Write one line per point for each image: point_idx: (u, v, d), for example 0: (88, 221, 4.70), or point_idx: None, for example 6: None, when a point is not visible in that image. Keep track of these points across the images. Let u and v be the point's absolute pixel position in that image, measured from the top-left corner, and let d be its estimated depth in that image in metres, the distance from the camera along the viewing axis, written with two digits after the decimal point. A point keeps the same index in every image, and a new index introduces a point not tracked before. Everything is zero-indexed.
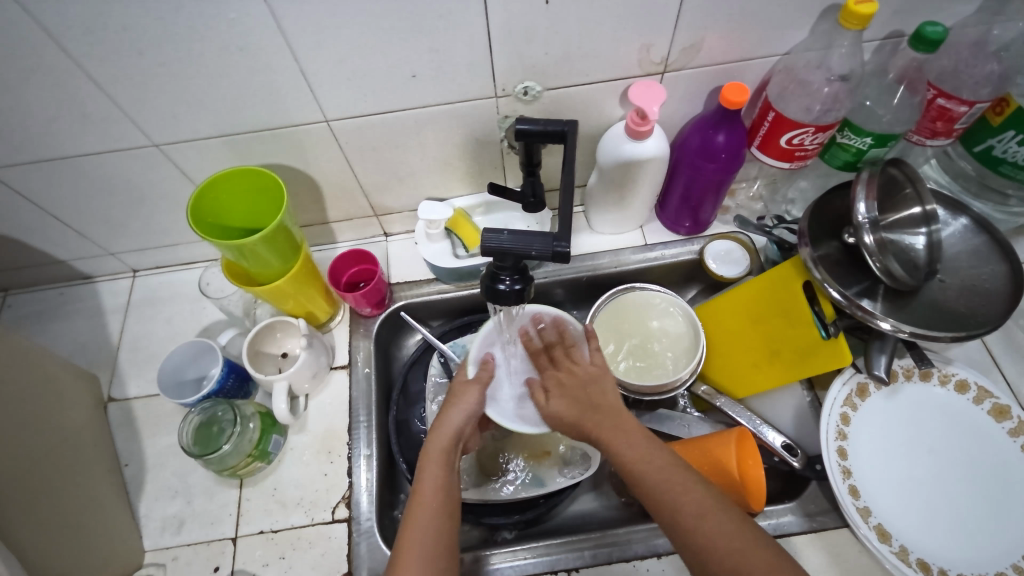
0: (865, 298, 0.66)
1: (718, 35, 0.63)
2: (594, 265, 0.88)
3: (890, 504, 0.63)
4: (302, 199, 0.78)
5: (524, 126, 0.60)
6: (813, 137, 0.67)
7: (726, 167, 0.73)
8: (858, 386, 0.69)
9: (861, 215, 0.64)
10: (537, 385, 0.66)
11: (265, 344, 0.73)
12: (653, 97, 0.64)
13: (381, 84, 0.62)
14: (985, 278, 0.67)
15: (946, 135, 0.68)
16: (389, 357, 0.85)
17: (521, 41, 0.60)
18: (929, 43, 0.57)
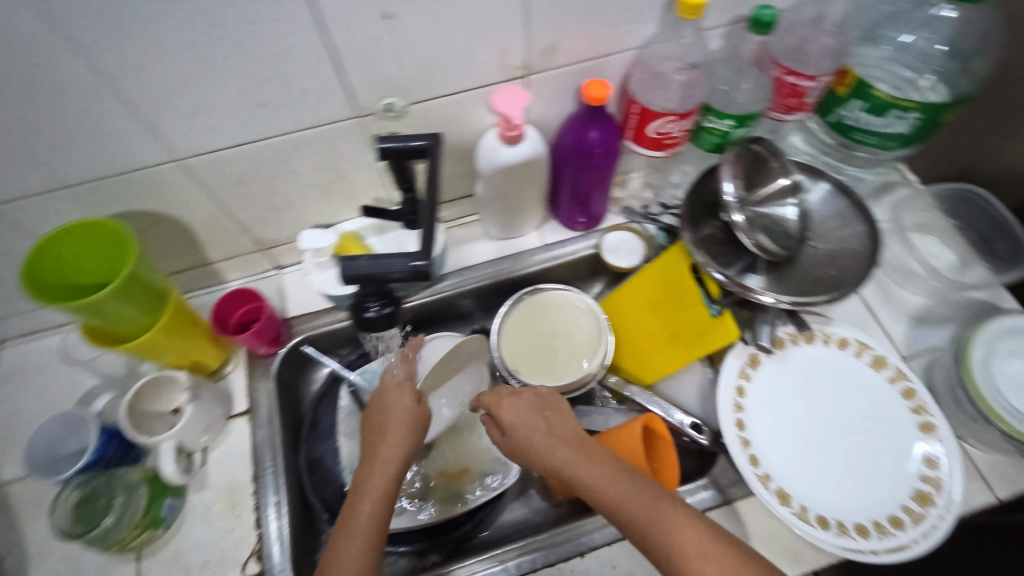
0: (748, 275, 0.69)
1: (571, 36, 0.63)
2: (496, 272, 0.86)
3: (788, 467, 0.65)
4: (173, 242, 0.74)
5: (386, 145, 0.58)
6: (677, 126, 0.69)
7: (604, 161, 0.74)
8: (750, 356, 0.71)
9: (728, 195, 0.67)
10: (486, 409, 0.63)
11: (152, 403, 0.69)
12: (516, 103, 0.64)
13: (228, 117, 0.59)
14: (851, 239, 0.71)
15: (800, 109, 0.74)
16: (297, 394, 0.82)
17: (369, 59, 0.58)
18: (763, 25, 0.62)
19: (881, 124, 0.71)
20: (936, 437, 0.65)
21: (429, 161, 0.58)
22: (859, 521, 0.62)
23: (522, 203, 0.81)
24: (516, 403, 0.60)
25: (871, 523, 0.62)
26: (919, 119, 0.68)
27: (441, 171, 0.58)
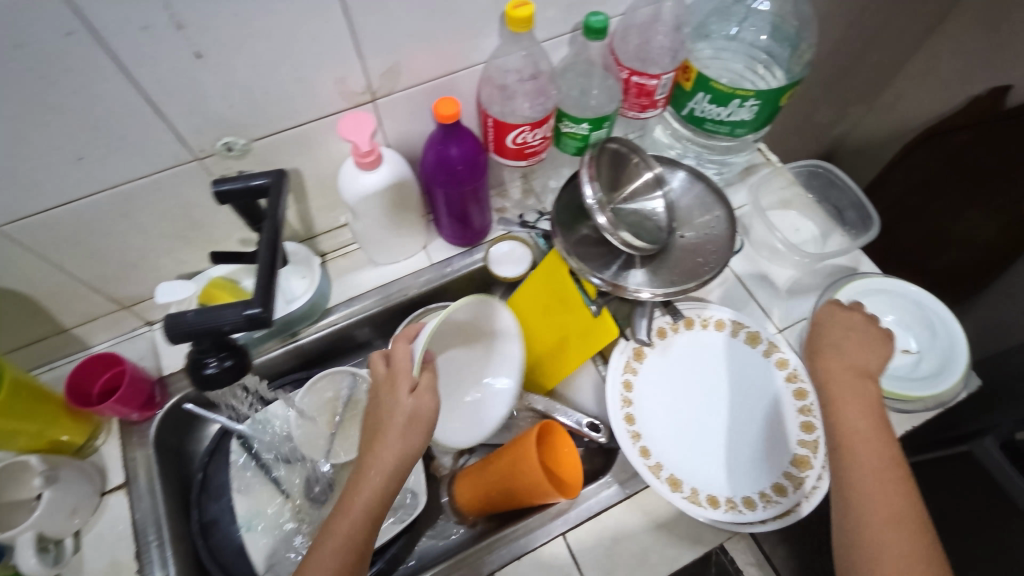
0: (622, 274, 0.71)
1: (411, 57, 0.62)
2: (385, 297, 0.84)
3: (679, 452, 0.67)
4: (14, 314, 0.67)
5: (221, 187, 0.56)
6: (534, 134, 0.69)
7: (470, 176, 0.74)
8: (635, 350, 0.72)
9: (590, 198, 0.68)
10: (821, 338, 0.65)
11: (10, 492, 0.62)
12: (362, 129, 0.62)
13: (42, 176, 0.55)
14: (713, 224, 0.74)
15: (654, 106, 0.76)
16: (184, 456, 0.77)
17: (194, 100, 0.55)
18: (596, 31, 0.63)
19: (726, 113, 0.74)
20: (810, 403, 0.69)
21: (271, 199, 0.57)
22: (747, 493, 0.64)
23: (399, 228, 0.79)
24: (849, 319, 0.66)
25: (757, 494, 0.64)
26: (757, 106, 0.71)
27: (284, 209, 0.57)
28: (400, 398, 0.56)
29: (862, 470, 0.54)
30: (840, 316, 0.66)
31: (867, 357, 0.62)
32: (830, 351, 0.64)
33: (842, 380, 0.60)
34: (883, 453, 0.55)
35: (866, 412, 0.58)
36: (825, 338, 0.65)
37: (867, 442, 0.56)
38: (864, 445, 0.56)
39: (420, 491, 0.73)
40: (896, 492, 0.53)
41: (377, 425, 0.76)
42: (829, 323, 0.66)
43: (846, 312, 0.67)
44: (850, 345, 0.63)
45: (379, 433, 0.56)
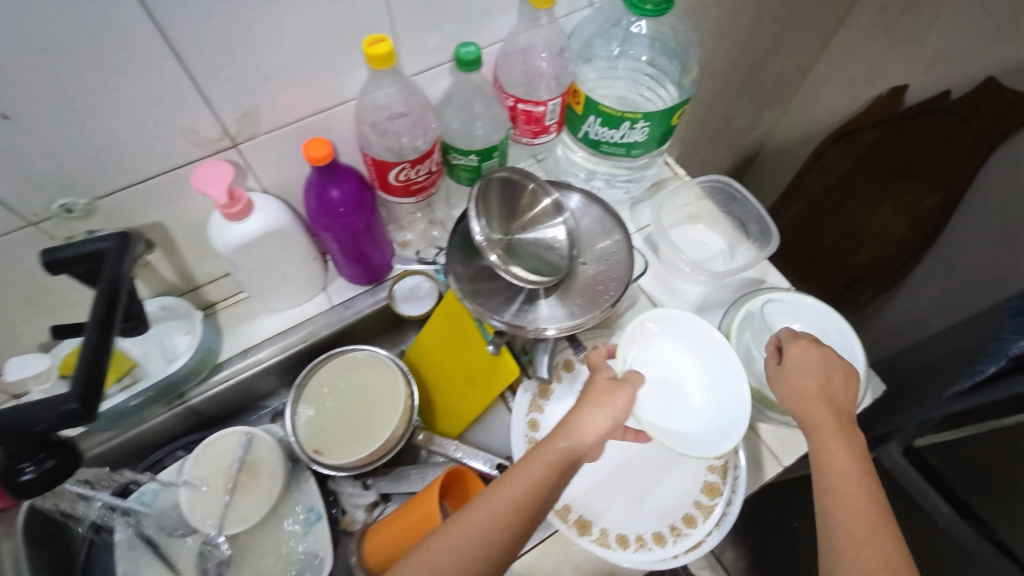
0: (520, 309, 0.69)
1: (270, 98, 0.59)
2: (283, 344, 0.79)
3: (587, 492, 0.64)
4: None
5: (48, 257, 0.50)
6: (416, 171, 0.67)
7: (356, 217, 0.70)
8: (540, 386, 0.70)
9: (478, 235, 0.66)
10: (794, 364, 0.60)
11: None
12: (221, 178, 0.58)
13: None
14: (612, 251, 0.73)
15: (546, 131, 0.74)
16: (63, 541, 0.70)
17: (13, 162, 0.50)
18: (468, 62, 0.61)
19: (619, 136, 0.73)
20: None
21: (110, 262, 0.52)
22: (658, 529, 0.62)
23: (289, 275, 0.75)
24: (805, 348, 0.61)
25: (668, 527, 0.62)
26: (647, 128, 0.70)
27: (125, 273, 0.52)
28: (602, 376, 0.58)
29: (857, 509, 0.51)
30: (815, 354, 0.61)
31: (840, 394, 0.59)
32: (801, 395, 0.58)
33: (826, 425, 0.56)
34: (864, 500, 0.51)
35: (852, 458, 0.54)
36: (803, 385, 0.59)
37: (855, 494, 0.52)
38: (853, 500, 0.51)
39: (325, 554, 0.69)
40: (873, 543, 0.49)
41: (278, 488, 0.70)
42: (815, 365, 0.60)
43: (818, 350, 0.61)
44: (825, 386, 0.58)
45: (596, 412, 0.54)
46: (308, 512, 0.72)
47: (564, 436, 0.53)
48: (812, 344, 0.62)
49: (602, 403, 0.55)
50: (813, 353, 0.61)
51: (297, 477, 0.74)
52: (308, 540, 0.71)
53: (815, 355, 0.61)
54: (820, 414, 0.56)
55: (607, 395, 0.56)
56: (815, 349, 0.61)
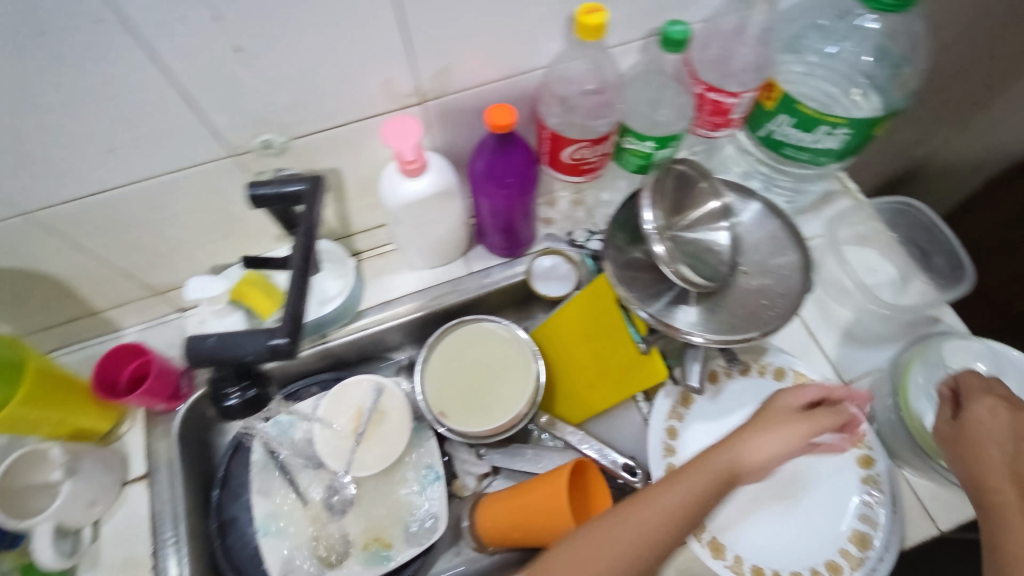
0: (674, 308, 0.65)
1: (467, 57, 0.57)
2: (418, 304, 0.80)
3: (724, 514, 0.61)
4: (45, 298, 0.66)
5: (257, 190, 0.53)
6: (593, 151, 0.64)
7: (521, 190, 0.68)
8: (682, 394, 0.67)
9: (648, 225, 0.62)
10: (974, 420, 0.57)
11: (32, 476, 0.61)
12: (408, 133, 0.58)
13: (74, 163, 0.52)
14: (783, 269, 0.67)
15: (727, 125, 0.69)
16: (208, 448, 0.76)
17: (231, 94, 0.51)
18: (675, 43, 0.56)
19: (811, 140, 0.66)
20: (876, 473, 0.61)
21: (307, 206, 0.53)
22: (795, 569, 0.58)
23: (440, 237, 0.75)
24: (999, 403, 0.57)
25: (806, 570, 0.58)
26: (848, 135, 0.63)
27: (320, 216, 0.53)
28: (817, 395, 0.60)
29: None
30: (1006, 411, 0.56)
31: None
32: (983, 445, 0.55)
33: (1007, 486, 0.53)
34: None
35: None
36: (985, 435, 0.55)
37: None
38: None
39: (439, 515, 0.71)
40: None
41: (402, 444, 0.72)
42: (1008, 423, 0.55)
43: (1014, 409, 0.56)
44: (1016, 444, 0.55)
45: (755, 441, 0.56)
46: (426, 470, 0.74)
47: (699, 470, 0.55)
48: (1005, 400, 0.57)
49: (777, 427, 0.57)
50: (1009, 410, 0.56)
51: (419, 435, 0.75)
52: (425, 496, 0.72)
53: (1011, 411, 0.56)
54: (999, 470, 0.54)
55: (819, 417, 0.58)
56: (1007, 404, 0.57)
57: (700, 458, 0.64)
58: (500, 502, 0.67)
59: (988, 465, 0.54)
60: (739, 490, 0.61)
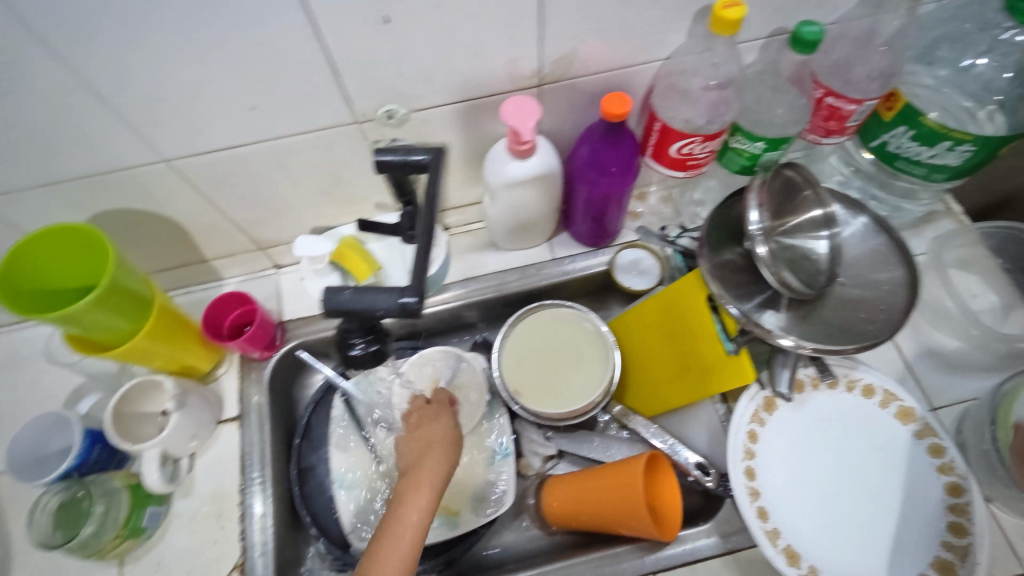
0: (766, 310, 0.65)
1: (590, 44, 0.58)
2: (500, 284, 0.82)
3: (800, 520, 0.61)
4: (164, 242, 0.71)
5: (383, 157, 0.55)
6: (702, 146, 0.63)
7: (621, 180, 0.69)
8: (766, 400, 0.66)
9: (753, 225, 0.61)
10: None
11: (141, 404, 0.68)
12: (527, 113, 0.58)
13: (217, 118, 0.55)
14: (885, 285, 0.65)
15: (841, 132, 0.67)
16: (291, 400, 0.80)
17: (368, 63, 0.53)
18: (805, 44, 0.55)
19: (929, 155, 0.64)
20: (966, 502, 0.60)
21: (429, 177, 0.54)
22: None
23: (531, 221, 0.76)
24: None
25: None
26: (971, 153, 0.60)
27: (442, 187, 0.54)
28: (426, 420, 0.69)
29: None
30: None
31: None
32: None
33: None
34: None
35: None
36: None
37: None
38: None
39: (507, 490, 0.73)
40: None
41: (476, 419, 0.74)
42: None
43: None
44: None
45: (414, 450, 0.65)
46: (496, 446, 0.75)
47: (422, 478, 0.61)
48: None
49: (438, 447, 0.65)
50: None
51: (492, 411, 0.77)
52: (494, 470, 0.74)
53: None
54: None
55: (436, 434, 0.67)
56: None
57: (778, 463, 0.64)
58: (568, 482, 0.69)
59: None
60: (813, 495, 0.62)
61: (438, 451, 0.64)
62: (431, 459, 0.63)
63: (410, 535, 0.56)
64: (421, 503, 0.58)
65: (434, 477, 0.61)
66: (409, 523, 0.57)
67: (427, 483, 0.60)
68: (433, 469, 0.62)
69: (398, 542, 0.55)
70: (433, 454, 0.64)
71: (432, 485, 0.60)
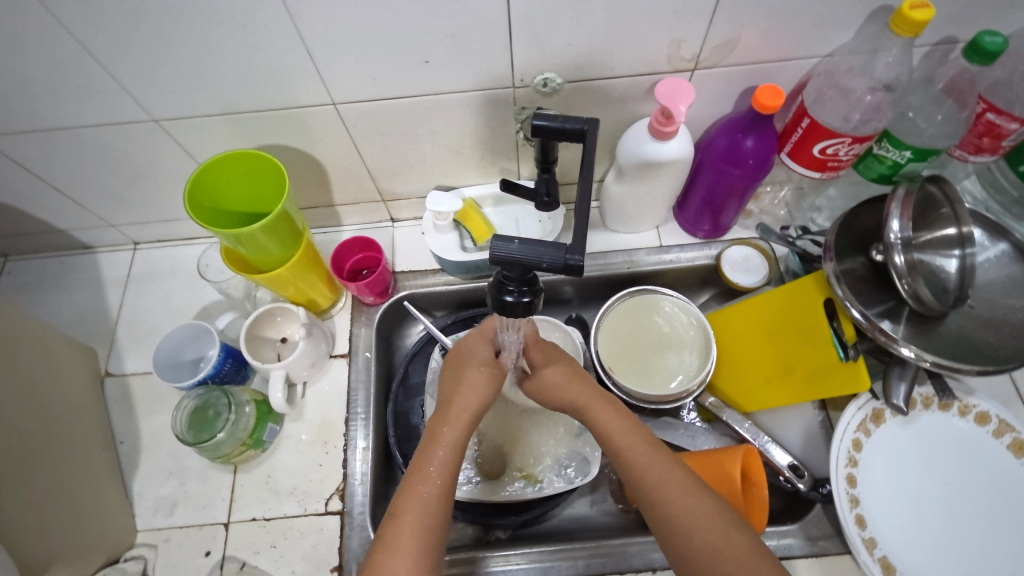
0: (886, 320, 0.62)
1: (756, 33, 0.58)
2: (604, 264, 0.83)
3: (896, 536, 0.63)
4: (306, 181, 0.75)
5: (540, 122, 0.53)
6: (848, 149, 0.63)
7: (752, 174, 0.68)
8: (874, 411, 0.67)
9: (893, 234, 0.59)
10: None
11: (264, 329, 0.74)
12: (681, 96, 0.60)
13: (391, 68, 0.59)
14: (1018, 310, 0.62)
15: (991, 152, 0.65)
16: (391, 346, 0.83)
17: (543, 28, 0.56)
18: (985, 55, 0.54)
19: None
20: None
21: (584, 148, 0.53)
22: None
23: (650, 205, 0.77)
24: None
25: None
26: None
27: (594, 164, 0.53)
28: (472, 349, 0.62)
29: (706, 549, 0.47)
30: (567, 386, 0.59)
31: None
32: None
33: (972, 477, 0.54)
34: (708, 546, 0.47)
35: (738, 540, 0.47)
36: (602, 408, 0.57)
37: (685, 505, 0.49)
38: (689, 521, 0.49)
39: (592, 459, 0.73)
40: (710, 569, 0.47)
41: None
42: (575, 390, 0.59)
43: (574, 382, 0.60)
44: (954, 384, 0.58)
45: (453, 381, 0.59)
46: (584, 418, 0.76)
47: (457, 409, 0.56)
48: (573, 374, 0.61)
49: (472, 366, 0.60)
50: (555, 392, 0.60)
51: None
52: (580, 441, 0.75)
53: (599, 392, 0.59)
54: (614, 427, 0.55)
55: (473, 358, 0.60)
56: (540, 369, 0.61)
57: (880, 479, 0.65)
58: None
59: (596, 415, 0.57)
60: (913, 516, 0.63)
61: (475, 385, 0.58)
62: (469, 388, 0.57)
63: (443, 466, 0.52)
64: (449, 441, 0.53)
65: (470, 408, 0.56)
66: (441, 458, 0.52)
67: (460, 415, 0.55)
68: (467, 399, 0.56)
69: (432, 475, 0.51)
70: (473, 383, 0.58)
71: (464, 423, 0.55)
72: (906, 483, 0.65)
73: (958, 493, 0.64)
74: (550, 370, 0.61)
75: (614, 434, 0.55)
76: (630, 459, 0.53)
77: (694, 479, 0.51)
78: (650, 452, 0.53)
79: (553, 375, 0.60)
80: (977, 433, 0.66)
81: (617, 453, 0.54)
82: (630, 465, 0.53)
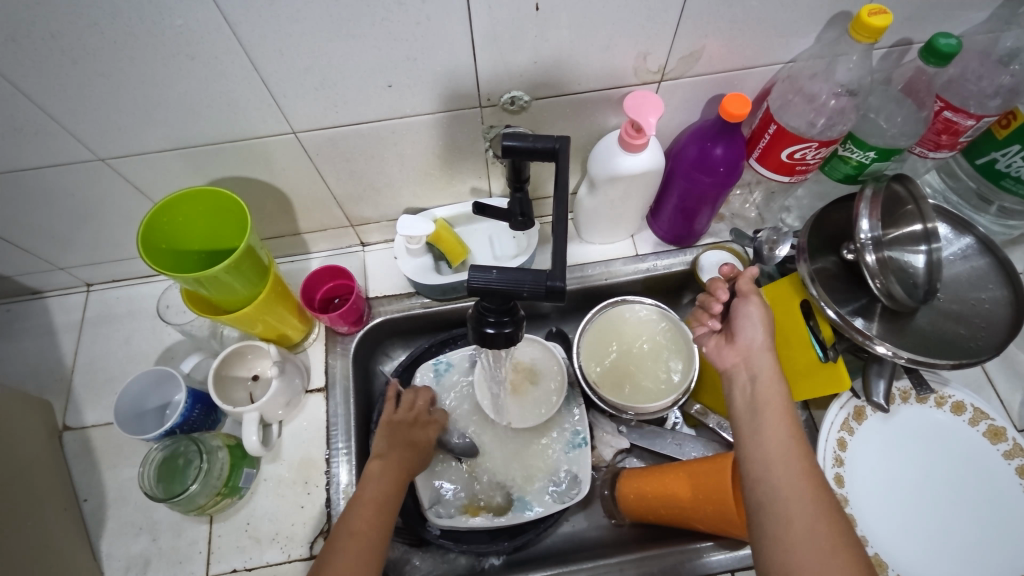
0: (860, 317, 0.63)
1: (719, 43, 0.58)
2: (582, 277, 0.82)
3: (887, 532, 0.63)
4: (270, 211, 0.72)
5: (509, 142, 0.50)
6: (815, 152, 0.63)
7: (724, 182, 0.68)
8: (856, 409, 0.67)
9: (863, 234, 0.60)
10: None
11: (234, 368, 0.71)
12: (650, 108, 0.60)
13: (353, 94, 0.56)
14: (986, 303, 0.63)
15: (950, 148, 0.67)
16: (370, 374, 0.81)
17: (508, 47, 0.55)
18: (941, 56, 0.56)
19: None
20: None
21: (557, 167, 0.50)
22: None
23: (623, 216, 0.77)
24: None
25: None
26: None
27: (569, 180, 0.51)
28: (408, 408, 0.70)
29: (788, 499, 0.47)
30: (760, 341, 0.58)
31: None
32: None
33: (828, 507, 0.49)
34: (798, 513, 0.46)
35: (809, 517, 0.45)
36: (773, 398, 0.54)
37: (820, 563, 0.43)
38: (784, 487, 0.47)
39: (585, 481, 0.72)
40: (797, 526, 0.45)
41: (554, 406, 0.75)
42: (759, 351, 0.57)
43: (767, 359, 0.57)
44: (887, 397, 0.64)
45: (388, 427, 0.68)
46: (572, 436, 0.75)
47: (390, 448, 0.64)
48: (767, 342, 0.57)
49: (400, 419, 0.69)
50: (750, 331, 0.59)
51: (569, 402, 0.77)
52: (569, 459, 0.74)
53: (791, 419, 0.52)
54: (777, 438, 0.51)
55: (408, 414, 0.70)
56: (749, 322, 0.59)
57: (868, 477, 0.66)
58: (640, 475, 0.69)
59: (759, 396, 0.54)
60: (903, 510, 0.64)
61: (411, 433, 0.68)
62: (396, 434, 0.67)
63: (376, 493, 0.59)
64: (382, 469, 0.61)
65: (402, 448, 0.65)
66: (378, 482, 0.60)
67: (393, 453, 0.64)
68: (397, 440, 0.66)
69: (369, 501, 0.58)
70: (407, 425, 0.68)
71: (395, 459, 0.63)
72: (892, 480, 0.66)
73: (943, 484, 0.65)
74: (747, 320, 0.59)
75: (763, 439, 0.51)
76: (779, 490, 0.48)
77: (864, 568, 0.43)
78: (802, 470, 0.48)
79: (748, 325, 0.59)
80: (955, 423, 0.67)
81: (752, 425, 0.53)
82: (760, 478, 0.49)
